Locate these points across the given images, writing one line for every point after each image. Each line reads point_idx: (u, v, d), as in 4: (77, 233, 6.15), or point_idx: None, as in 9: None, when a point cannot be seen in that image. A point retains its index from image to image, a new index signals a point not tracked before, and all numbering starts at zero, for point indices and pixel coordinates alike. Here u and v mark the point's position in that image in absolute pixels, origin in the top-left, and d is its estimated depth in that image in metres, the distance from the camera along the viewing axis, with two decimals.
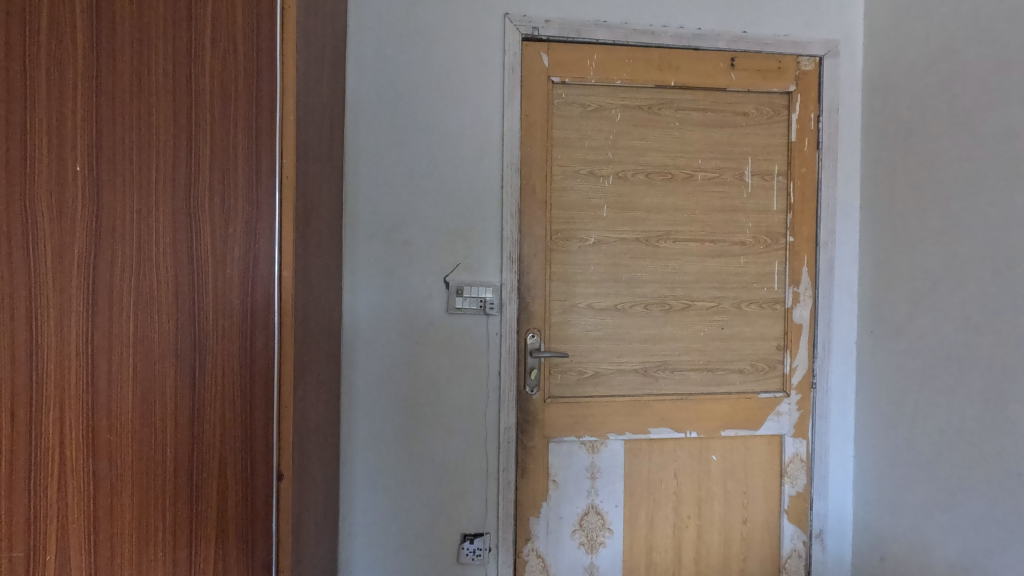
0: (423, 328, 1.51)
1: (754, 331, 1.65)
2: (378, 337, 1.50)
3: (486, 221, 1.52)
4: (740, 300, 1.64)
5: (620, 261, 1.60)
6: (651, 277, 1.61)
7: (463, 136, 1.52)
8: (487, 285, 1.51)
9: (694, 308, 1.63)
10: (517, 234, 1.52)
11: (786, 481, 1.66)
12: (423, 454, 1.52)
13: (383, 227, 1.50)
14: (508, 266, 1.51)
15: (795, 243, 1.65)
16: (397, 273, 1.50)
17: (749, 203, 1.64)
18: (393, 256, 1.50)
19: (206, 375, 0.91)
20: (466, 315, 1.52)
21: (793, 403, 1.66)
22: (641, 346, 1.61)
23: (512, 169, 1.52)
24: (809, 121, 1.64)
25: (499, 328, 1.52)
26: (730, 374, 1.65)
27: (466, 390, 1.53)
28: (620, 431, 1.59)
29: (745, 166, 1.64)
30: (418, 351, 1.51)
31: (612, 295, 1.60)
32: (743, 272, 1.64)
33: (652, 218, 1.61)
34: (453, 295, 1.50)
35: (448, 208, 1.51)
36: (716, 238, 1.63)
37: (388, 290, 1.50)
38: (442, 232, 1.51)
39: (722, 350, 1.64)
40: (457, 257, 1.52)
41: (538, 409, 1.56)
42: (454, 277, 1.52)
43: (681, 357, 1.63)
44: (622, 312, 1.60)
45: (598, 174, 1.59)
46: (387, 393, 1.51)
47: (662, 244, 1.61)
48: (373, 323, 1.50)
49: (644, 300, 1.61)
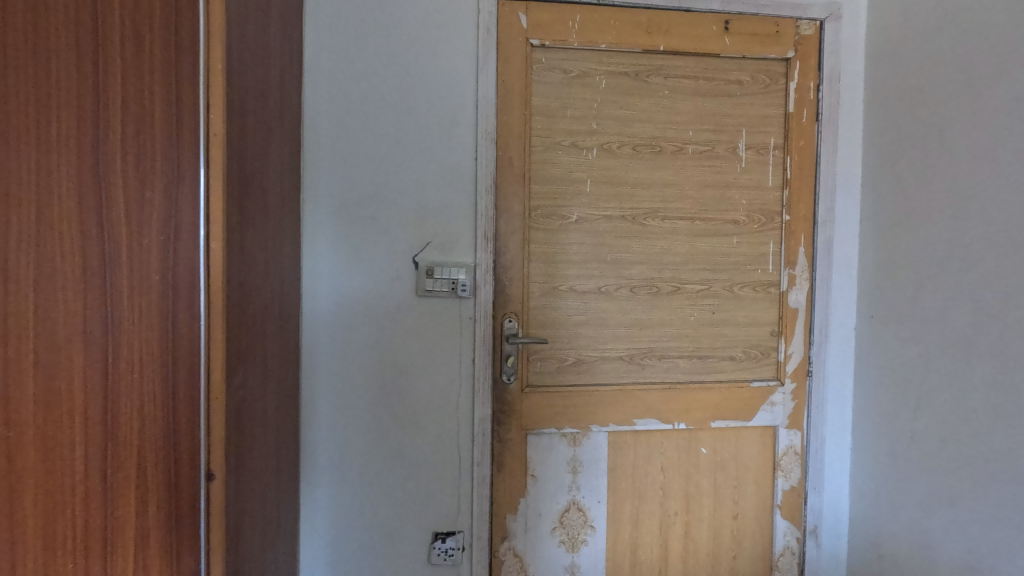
0: (390, 313, 1.40)
1: (747, 315, 1.54)
2: (341, 321, 1.39)
3: (459, 198, 1.40)
4: (733, 283, 1.53)
5: (604, 241, 1.49)
6: (637, 258, 1.50)
7: (433, 103, 1.39)
8: (460, 265, 1.40)
9: (683, 291, 1.52)
10: (493, 210, 1.41)
11: (779, 475, 1.56)
12: (390, 448, 1.41)
13: (345, 202, 1.38)
14: (482, 245, 1.40)
15: (791, 222, 1.54)
16: (361, 253, 1.39)
17: (743, 179, 1.53)
18: (357, 234, 1.38)
19: (121, 362, 0.80)
20: (436, 299, 1.41)
21: (788, 393, 1.56)
22: (626, 333, 1.50)
23: (487, 140, 1.40)
24: (807, 90, 1.53)
25: (472, 312, 1.41)
26: (722, 362, 1.54)
27: (438, 379, 1.42)
28: (604, 422, 1.49)
29: (739, 138, 1.52)
30: (385, 337, 1.40)
31: (595, 278, 1.49)
32: (736, 253, 1.53)
33: (639, 195, 1.50)
34: (423, 277, 1.39)
35: (417, 182, 1.39)
36: (707, 216, 1.52)
37: (352, 270, 1.38)
38: (411, 208, 1.39)
39: (713, 337, 1.54)
40: (427, 235, 1.40)
41: (515, 399, 1.45)
42: (424, 257, 1.40)
43: (669, 343, 1.52)
44: (605, 297, 1.49)
45: (581, 147, 1.47)
46: (352, 383, 1.40)
47: (649, 222, 1.50)
48: (335, 307, 1.39)
49: (629, 283, 1.50)
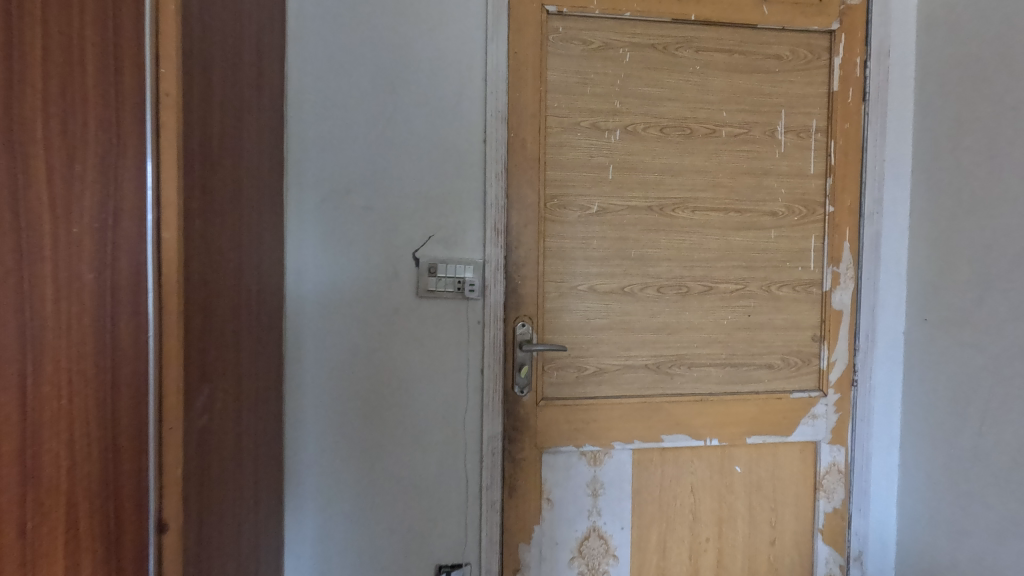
0: (386, 317, 1.22)
1: (786, 318, 1.39)
2: (331, 326, 1.21)
3: (465, 186, 1.23)
4: (770, 282, 1.37)
5: (627, 235, 1.32)
6: (664, 255, 1.34)
7: (437, 76, 1.22)
8: (467, 262, 1.23)
9: (716, 291, 1.36)
10: (505, 199, 1.24)
11: (821, 496, 1.41)
12: (388, 470, 1.24)
13: (336, 189, 1.20)
14: (492, 238, 1.23)
15: (836, 214, 1.38)
16: (353, 248, 1.21)
17: (782, 166, 1.37)
18: (350, 227, 1.21)
19: (43, 386, 0.58)
20: (440, 300, 1.23)
21: (830, 404, 1.40)
22: (652, 338, 1.34)
23: (497, 120, 1.23)
24: (853, 67, 1.37)
25: (481, 316, 1.24)
26: (758, 371, 1.38)
27: (441, 392, 1.24)
28: (628, 439, 1.33)
29: (778, 120, 1.36)
30: (381, 345, 1.23)
31: (617, 276, 1.32)
32: (774, 249, 1.37)
33: (666, 184, 1.33)
34: (425, 276, 1.22)
35: (419, 167, 1.22)
36: (743, 207, 1.36)
37: (343, 268, 1.21)
38: (411, 197, 1.22)
39: (749, 342, 1.38)
40: (429, 228, 1.22)
41: (529, 414, 1.28)
42: (426, 253, 1.23)
43: (699, 350, 1.36)
44: (629, 298, 1.32)
45: (602, 128, 1.30)
46: (343, 397, 1.22)
47: (679, 214, 1.34)
48: (324, 310, 1.21)
49: (656, 283, 1.34)
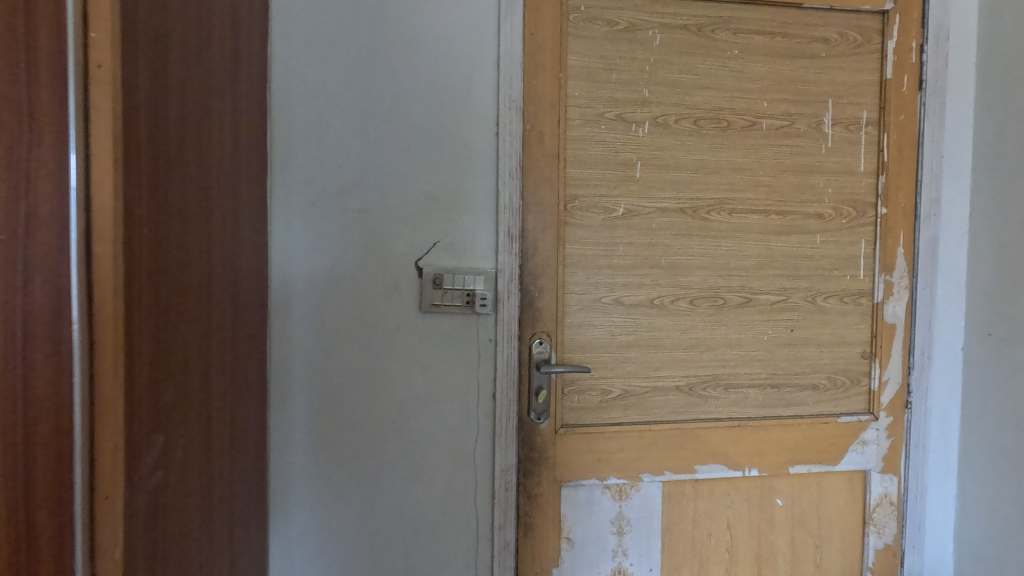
0: (385, 335, 1.08)
1: (832, 333, 1.24)
2: (322, 346, 1.06)
3: (475, 186, 1.08)
4: (815, 293, 1.23)
5: (656, 240, 1.17)
6: (698, 263, 1.19)
7: (443, 60, 1.07)
8: (477, 272, 1.08)
9: (756, 303, 1.21)
10: (520, 201, 1.09)
11: (871, 531, 1.26)
12: (387, 509, 1.09)
13: (328, 190, 1.05)
14: (506, 245, 1.08)
15: (888, 217, 1.23)
16: (347, 257, 1.06)
17: (828, 162, 1.22)
18: (343, 233, 1.06)
19: None
20: (446, 315, 1.08)
21: (882, 429, 1.25)
22: (684, 356, 1.19)
23: (511, 110, 1.08)
24: (908, 51, 1.22)
25: (493, 333, 1.09)
26: (802, 392, 1.24)
27: (447, 420, 1.10)
28: (658, 470, 1.18)
29: (825, 111, 1.22)
30: (379, 367, 1.08)
31: (645, 287, 1.17)
32: (820, 256, 1.23)
33: (700, 183, 1.18)
34: (429, 288, 1.07)
35: (422, 164, 1.07)
36: (785, 209, 1.21)
37: (336, 279, 1.06)
38: (414, 198, 1.07)
39: (792, 360, 1.23)
40: (434, 233, 1.08)
41: (546, 443, 1.13)
42: (430, 262, 1.08)
43: (736, 369, 1.21)
44: (658, 311, 1.18)
45: (628, 120, 1.15)
46: (337, 426, 1.07)
47: (714, 216, 1.19)
48: (314, 328, 1.06)
49: (688, 294, 1.19)
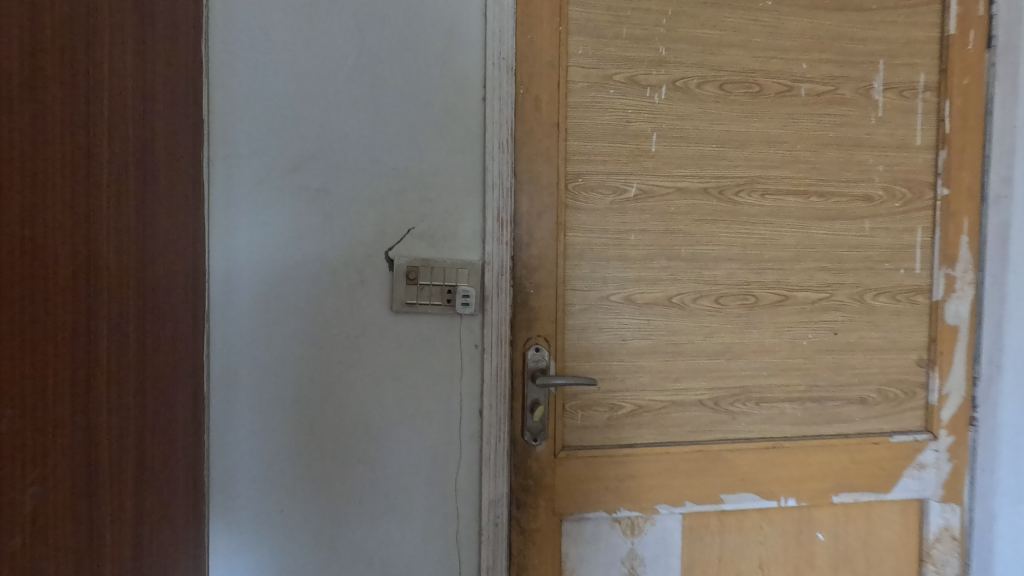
0: (349, 341, 0.90)
1: (883, 338, 1.05)
2: (272, 354, 0.88)
3: (458, 161, 0.90)
4: (863, 290, 1.04)
5: (675, 227, 0.99)
6: (724, 254, 1.00)
7: (418, 9, 0.89)
8: (460, 264, 0.90)
9: (792, 303, 1.02)
10: (511, 179, 0.91)
11: (929, 570, 1.07)
12: (353, 549, 0.91)
13: (279, 165, 0.87)
14: (495, 232, 0.90)
15: (950, 199, 1.04)
16: (302, 246, 0.88)
17: (878, 135, 1.03)
18: (297, 217, 0.87)
19: None
20: (423, 316, 0.90)
21: (942, 450, 1.06)
22: (707, 365, 1.01)
23: (501, 70, 0.90)
24: (974, 2, 1.03)
25: (479, 337, 0.91)
26: (846, 407, 1.05)
27: (425, 441, 0.91)
28: (678, 501, 0.99)
29: (875, 75, 1.03)
30: (343, 378, 0.90)
31: (662, 283, 0.99)
32: (868, 246, 1.04)
33: (727, 159, 1.00)
34: (402, 284, 0.89)
35: (393, 135, 0.89)
36: (827, 191, 1.03)
37: (288, 272, 0.88)
38: (384, 176, 0.89)
39: (834, 369, 1.04)
40: (407, 217, 0.90)
41: (543, 469, 0.95)
42: (403, 253, 0.90)
43: (769, 380, 1.03)
44: (677, 312, 0.99)
45: (642, 83, 0.97)
46: (290, 450, 0.90)
47: (744, 199, 1.00)
48: (264, 331, 0.88)
49: (713, 291, 1.00)
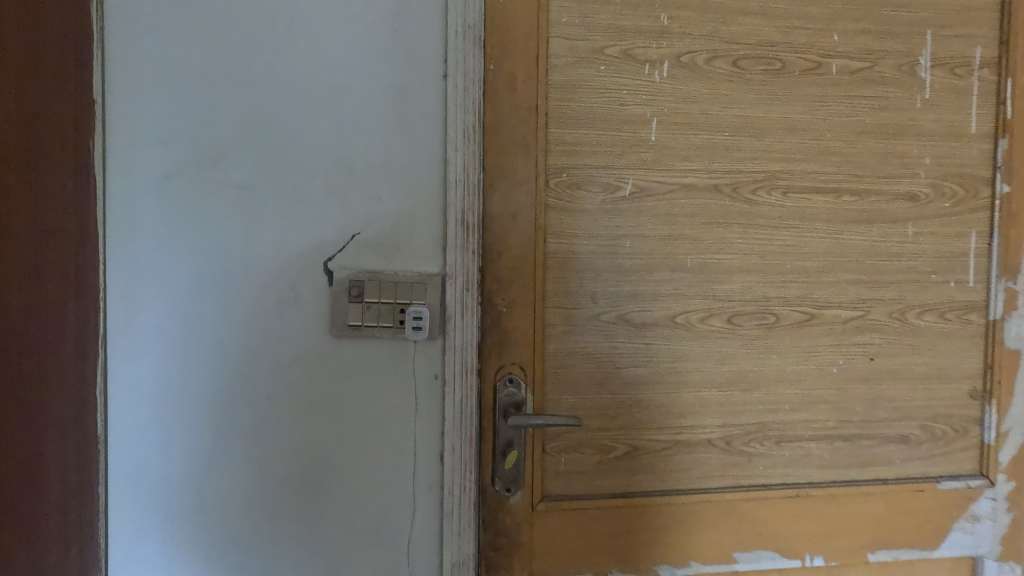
0: (280, 371, 0.73)
1: (929, 364, 0.88)
2: (183, 388, 0.72)
3: (413, 151, 0.74)
4: (905, 308, 0.87)
5: (679, 232, 0.82)
6: (738, 264, 0.84)
7: None
8: (416, 278, 0.74)
9: (820, 323, 0.86)
10: (478, 174, 0.75)
11: None
12: None
13: (191, 156, 0.70)
14: (458, 239, 0.74)
15: (1011, 199, 0.87)
16: (221, 255, 0.71)
17: (925, 121, 0.86)
18: (212, 220, 0.71)
19: None
20: (370, 342, 0.74)
21: (999, 498, 0.89)
22: (717, 397, 0.84)
23: (466, 41, 0.74)
24: None
25: (439, 367, 0.75)
26: (884, 447, 0.88)
27: (373, 492, 0.75)
28: (680, 560, 0.83)
29: (921, 48, 0.85)
30: (272, 417, 0.74)
31: (662, 300, 0.82)
32: (911, 255, 0.87)
33: (742, 150, 0.83)
34: (343, 302, 0.73)
35: (333, 119, 0.72)
36: (863, 189, 0.86)
37: (202, 286, 0.71)
38: (322, 169, 0.72)
39: (869, 402, 0.87)
40: (350, 220, 0.73)
41: (518, 524, 0.79)
42: (344, 264, 0.73)
43: (791, 415, 0.86)
44: (681, 333, 0.83)
45: (639, 58, 0.80)
46: (208, 505, 0.73)
47: (762, 199, 0.83)
48: (173, 362, 0.72)
49: (724, 309, 0.84)
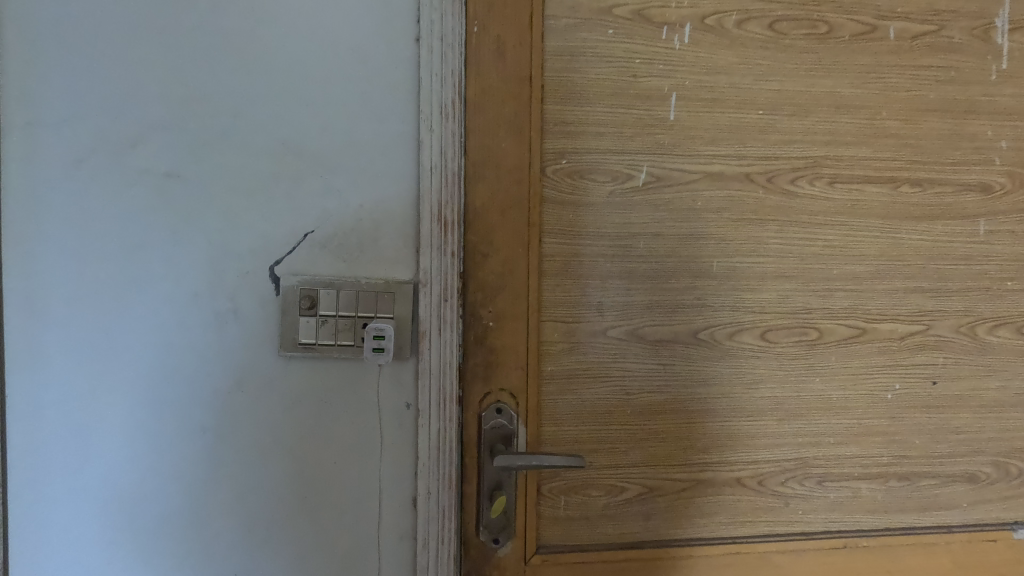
0: (217, 399, 0.60)
1: (1003, 389, 0.73)
2: (100, 420, 0.59)
3: (379, 131, 0.60)
4: (974, 322, 0.73)
5: (703, 231, 0.68)
6: (774, 269, 0.70)
7: None
8: (382, 287, 0.60)
9: (872, 340, 0.72)
10: (459, 159, 0.62)
11: None
12: None
13: (107, 138, 0.58)
14: (434, 239, 0.61)
15: None
16: (143, 259, 0.58)
17: (1000, 97, 0.71)
18: (133, 215, 0.58)
19: None
20: (327, 364, 0.61)
21: None
22: (747, 429, 0.71)
23: None
24: None
25: (411, 393, 0.62)
26: (948, 488, 0.74)
27: (332, 543, 0.62)
28: None
29: (997, 8, 0.71)
30: (208, 454, 0.61)
31: (683, 312, 0.68)
32: (984, 258, 0.72)
33: (781, 132, 0.69)
34: (293, 316, 0.60)
35: (280, 92, 0.59)
36: (927, 179, 0.71)
37: (120, 297, 0.58)
38: (267, 154, 0.59)
39: (931, 434, 0.73)
40: (301, 216, 0.60)
41: None
42: (294, 269, 0.60)
43: (837, 450, 0.72)
44: (704, 352, 0.69)
45: (656, 21, 0.66)
46: (132, 560, 0.61)
47: (804, 191, 0.69)
48: (86, 388, 0.59)
49: (758, 323, 0.70)
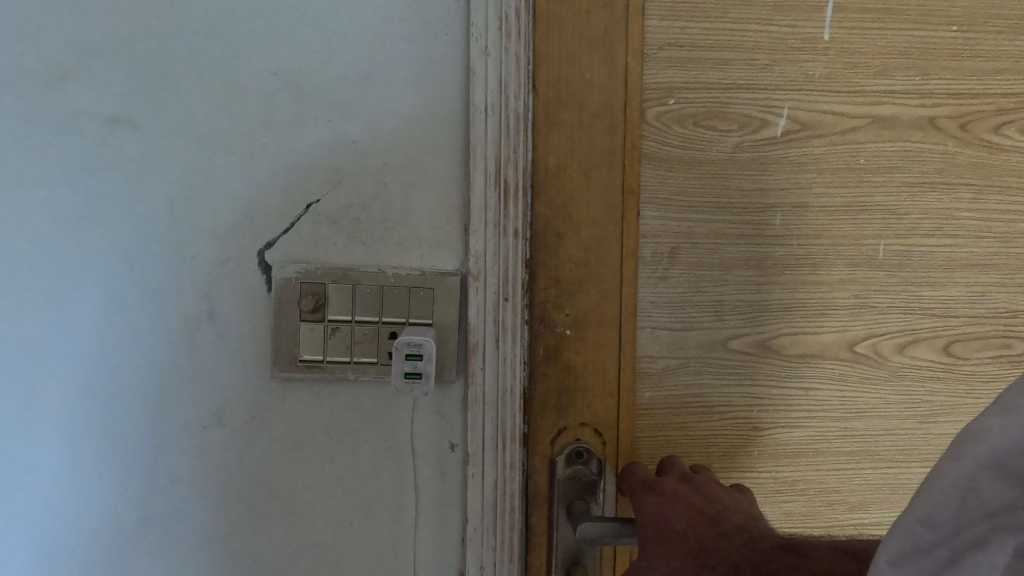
0: (187, 445, 0.43)
1: None
2: (25, 471, 0.42)
3: (410, 54, 0.42)
4: None
5: (867, 200, 0.48)
6: (965, 256, 0.49)
7: None
8: (415, 281, 0.42)
9: None
10: (525, 97, 0.43)
11: None
12: None
13: (23, 68, 0.40)
14: (490, 212, 0.42)
15: None
16: (80, 243, 0.41)
17: None
18: (65, 180, 0.41)
19: None
20: (339, 390, 0.43)
21: None
22: (919, 477, 0.51)
23: None
24: None
25: (457, 432, 0.44)
26: None
27: None
28: None
29: None
30: (175, 522, 0.43)
31: (836, 316, 0.49)
32: None
33: (983, 57, 0.48)
34: (292, 323, 0.42)
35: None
36: None
37: (51, 296, 0.41)
38: (251, 90, 0.41)
39: None
40: (301, 180, 0.42)
41: None
42: (292, 256, 0.42)
43: None
44: (864, 371, 0.49)
45: None
46: None
47: (1012, 143, 0.49)
48: (5, 433, 0.42)
49: (939, 331, 0.50)
